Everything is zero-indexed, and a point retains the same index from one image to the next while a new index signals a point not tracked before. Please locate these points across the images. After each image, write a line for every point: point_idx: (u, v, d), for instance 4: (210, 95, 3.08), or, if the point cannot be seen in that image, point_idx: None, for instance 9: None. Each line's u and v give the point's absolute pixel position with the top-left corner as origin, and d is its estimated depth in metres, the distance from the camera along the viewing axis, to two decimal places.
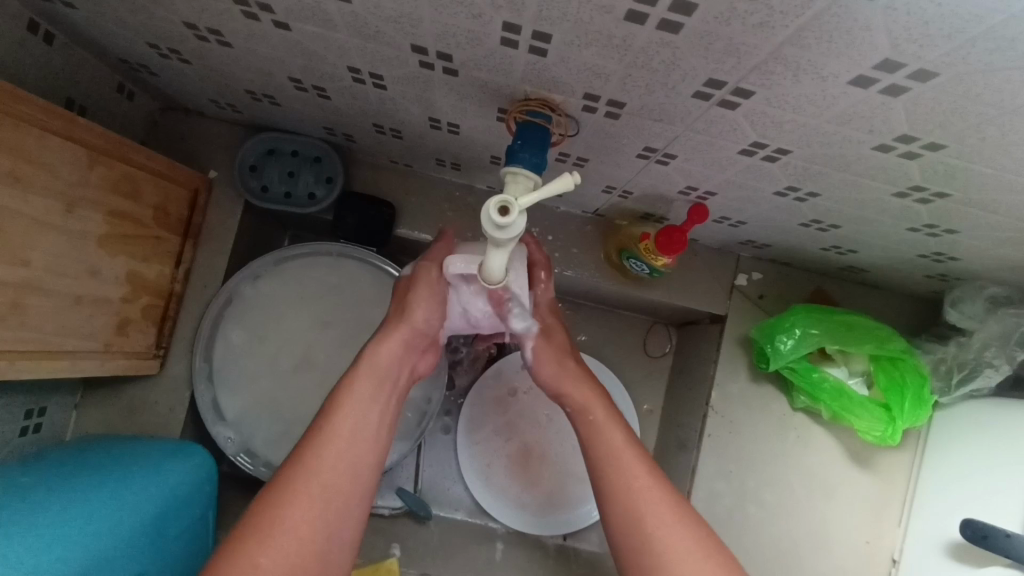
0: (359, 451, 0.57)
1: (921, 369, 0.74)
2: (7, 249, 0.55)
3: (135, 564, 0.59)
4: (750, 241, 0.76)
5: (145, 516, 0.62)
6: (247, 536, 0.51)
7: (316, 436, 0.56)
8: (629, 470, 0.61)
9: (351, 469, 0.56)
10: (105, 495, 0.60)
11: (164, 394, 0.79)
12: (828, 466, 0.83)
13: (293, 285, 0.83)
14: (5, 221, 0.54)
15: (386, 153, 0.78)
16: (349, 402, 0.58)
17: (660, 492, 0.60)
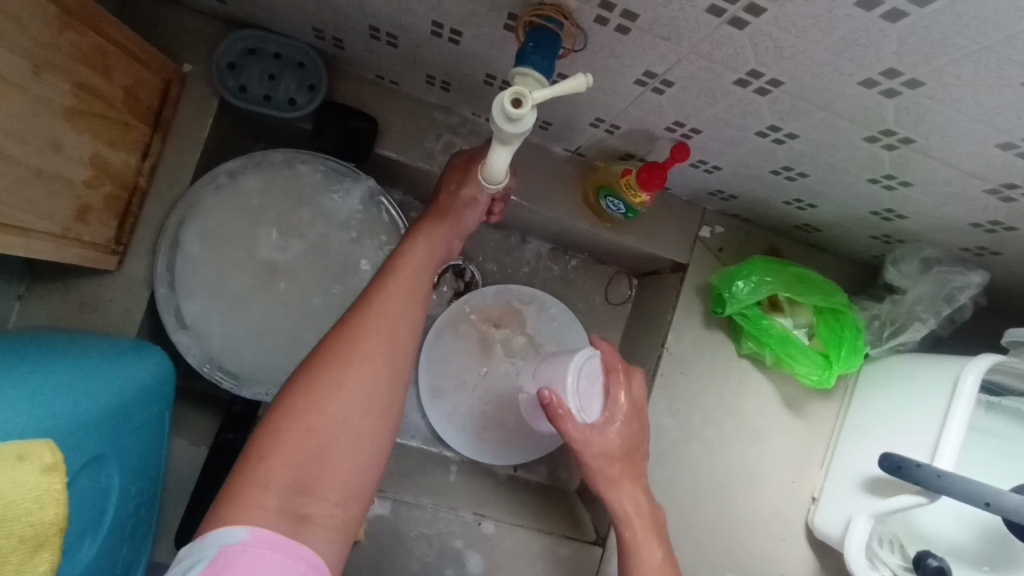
0: (351, 407, 0.52)
1: (858, 322, 0.81)
2: None
3: (96, 446, 0.57)
4: (719, 191, 0.81)
5: (105, 403, 0.60)
6: (224, 508, 0.47)
7: (294, 403, 0.51)
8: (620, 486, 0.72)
9: (340, 442, 0.51)
10: (68, 378, 0.57)
11: (119, 292, 0.75)
12: (766, 410, 0.90)
13: (262, 196, 0.81)
14: None
15: (375, 65, 0.77)
16: (351, 358, 0.53)
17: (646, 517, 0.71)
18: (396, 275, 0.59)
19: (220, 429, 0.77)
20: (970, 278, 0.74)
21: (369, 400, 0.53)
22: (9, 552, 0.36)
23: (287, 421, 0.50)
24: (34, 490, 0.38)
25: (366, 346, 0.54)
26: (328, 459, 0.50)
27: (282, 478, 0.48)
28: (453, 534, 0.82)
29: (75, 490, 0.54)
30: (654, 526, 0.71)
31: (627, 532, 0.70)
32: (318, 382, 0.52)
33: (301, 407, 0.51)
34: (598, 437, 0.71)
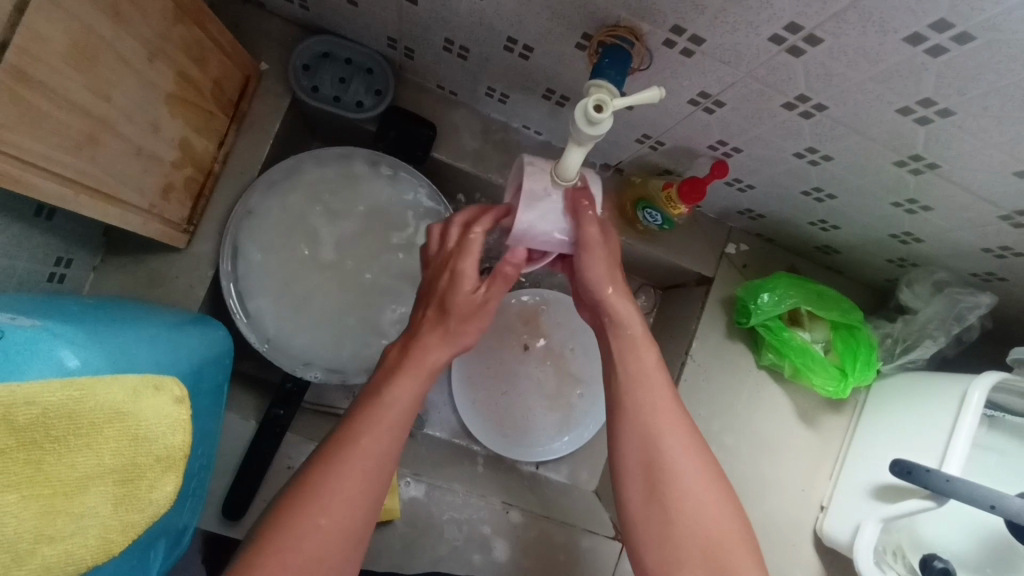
0: (347, 497, 0.58)
1: (871, 339, 0.87)
2: (95, 80, 0.56)
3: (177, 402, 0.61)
4: (748, 210, 0.87)
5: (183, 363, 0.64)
6: None
7: (290, 514, 0.56)
8: (651, 389, 0.69)
9: (343, 519, 0.57)
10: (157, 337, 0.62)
11: (185, 270, 0.80)
12: (781, 420, 0.95)
13: (325, 189, 0.86)
14: (100, 50, 0.55)
15: (440, 75, 0.83)
16: (354, 452, 0.59)
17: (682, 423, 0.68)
18: (396, 378, 0.65)
19: (272, 405, 0.80)
20: (980, 298, 0.79)
21: (367, 482, 0.59)
22: (148, 468, 0.41)
23: (293, 522, 0.56)
24: (168, 417, 0.42)
25: (352, 453, 0.59)
26: (333, 535, 0.56)
27: None
28: (481, 521, 0.85)
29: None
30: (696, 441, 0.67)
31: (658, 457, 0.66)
32: (326, 483, 0.58)
33: (282, 542, 0.55)
34: (633, 356, 0.71)
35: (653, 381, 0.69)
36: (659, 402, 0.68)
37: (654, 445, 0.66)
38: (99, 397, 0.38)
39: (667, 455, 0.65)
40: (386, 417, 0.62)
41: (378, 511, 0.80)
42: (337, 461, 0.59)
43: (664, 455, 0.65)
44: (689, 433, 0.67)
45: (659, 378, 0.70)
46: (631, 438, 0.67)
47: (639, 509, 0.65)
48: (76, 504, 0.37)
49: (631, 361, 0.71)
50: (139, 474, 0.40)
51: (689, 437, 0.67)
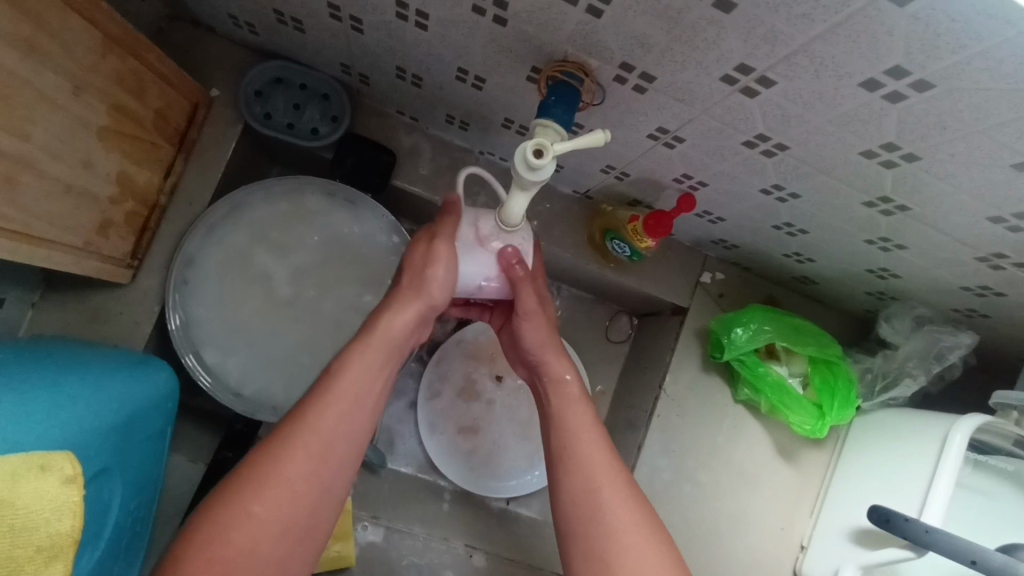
0: (309, 466, 0.57)
1: (851, 375, 0.83)
2: (9, 119, 0.53)
3: (102, 457, 0.57)
4: (722, 240, 0.83)
5: (114, 414, 0.60)
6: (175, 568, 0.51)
7: (249, 477, 0.55)
8: (585, 442, 0.67)
9: (304, 484, 0.57)
10: (83, 388, 0.58)
11: (130, 305, 0.76)
12: (759, 455, 0.91)
13: (280, 219, 0.82)
14: (14, 87, 0.52)
15: (398, 102, 0.80)
16: (321, 416, 0.59)
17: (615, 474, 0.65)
18: (353, 355, 0.63)
19: (219, 448, 0.78)
20: (960, 338, 0.76)
21: (327, 451, 0.58)
22: (26, 561, 0.37)
23: (252, 482, 0.55)
24: (54, 501, 0.38)
25: (312, 423, 0.58)
26: (294, 495, 0.56)
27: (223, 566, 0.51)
28: (442, 566, 0.81)
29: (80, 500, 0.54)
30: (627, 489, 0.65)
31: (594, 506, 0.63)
32: (285, 453, 0.57)
33: (236, 510, 0.53)
34: (569, 408, 0.70)
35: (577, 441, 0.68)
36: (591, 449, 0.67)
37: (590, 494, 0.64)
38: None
39: (590, 501, 0.63)
40: (349, 388, 0.61)
41: (332, 556, 0.78)
42: (300, 430, 0.58)
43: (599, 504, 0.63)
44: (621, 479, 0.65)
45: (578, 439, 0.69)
46: (569, 493, 0.65)
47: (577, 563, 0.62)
48: None
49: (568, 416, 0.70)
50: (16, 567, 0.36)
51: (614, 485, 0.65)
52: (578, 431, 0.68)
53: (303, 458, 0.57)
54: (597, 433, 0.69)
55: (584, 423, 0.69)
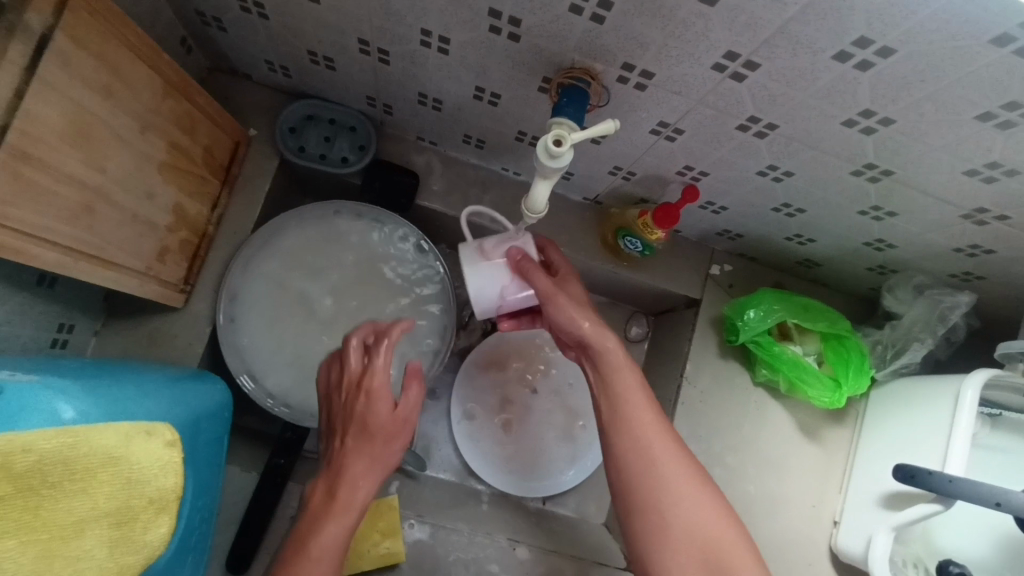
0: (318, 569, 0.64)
1: (862, 347, 0.87)
2: (91, 154, 0.60)
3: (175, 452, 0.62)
4: (726, 231, 0.89)
5: (182, 416, 0.65)
6: None
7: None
8: (640, 416, 0.69)
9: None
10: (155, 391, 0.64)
11: (184, 328, 0.82)
12: (784, 435, 0.95)
13: (314, 241, 0.88)
14: (95, 127, 0.60)
15: (418, 128, 0.88)
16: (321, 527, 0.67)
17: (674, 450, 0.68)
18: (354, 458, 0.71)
19: (273, 455, 0.82)
20: (958, 298, 0.81)
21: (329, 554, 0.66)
22: (141, 511, 0.44)
23: None
24: (159, 461, 0.44)
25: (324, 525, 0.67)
26: None
27: None
28: (489, 560, 0.84)
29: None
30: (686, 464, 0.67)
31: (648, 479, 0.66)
32: (304, 554, 0.65)
33: None
34: (615, 377, 0.71)
35: (644, 405, 0.70)
36: (648, 423, 0.69)
37: (653, 474, 0.66)
38: (93, 443, 0.41)
39: (657, 470, 0.66)
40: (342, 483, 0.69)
41: (383, 553, 0.81)
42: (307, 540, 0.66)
43: (660, 480, 0.66)
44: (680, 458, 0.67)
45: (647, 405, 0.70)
46: (626, 464, 0.67)
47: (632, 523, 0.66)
48: (74, 548, 0.39)
49: (616, 386, 0.71)
50: (133, 515, 0.43)
51: (685, 459, 0.67)
52: (634, 403, 0.70)
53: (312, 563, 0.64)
54: (654, 403, 0.71)
55: (634, 392, 0.70)
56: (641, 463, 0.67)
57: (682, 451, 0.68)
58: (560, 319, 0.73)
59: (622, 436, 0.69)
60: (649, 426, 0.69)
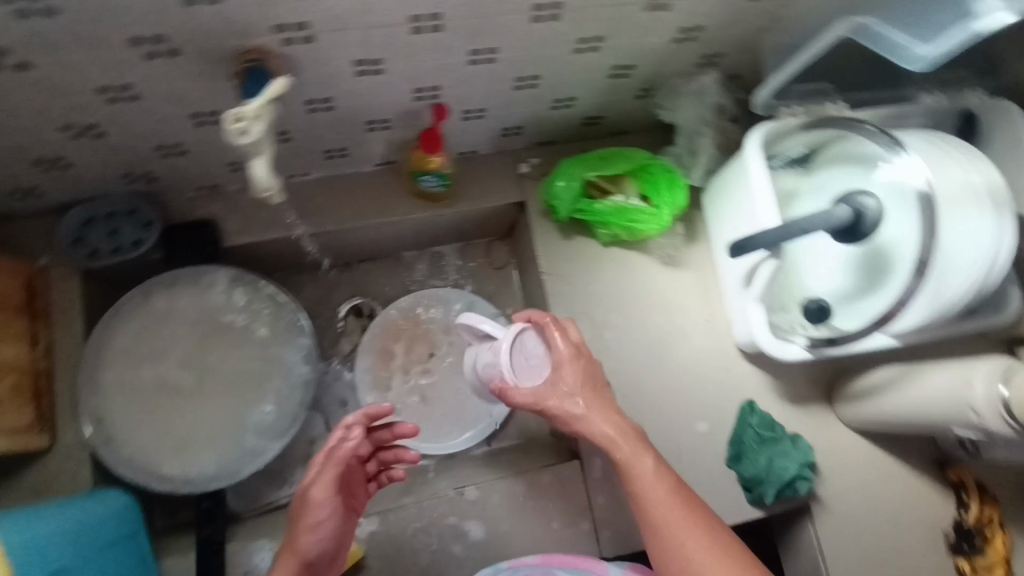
0: None
1: (665, 165, 0.93)
2: None
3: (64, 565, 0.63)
4: (506, 128, 0.93)
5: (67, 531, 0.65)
6: None
7: None
8: (654, 490, 0.69)
9: None
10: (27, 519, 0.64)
11: (61, 464, 0.82)
12: (651, 276, 1.00)
13: (144, 326, 0.88)
14: None
15: (190, 179, 0.88)
16: None
17: (676, 508, 0.68)
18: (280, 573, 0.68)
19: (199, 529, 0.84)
20: (702, 79, 0.88)
21: None
22: None
23: None
24: None
25: None
26: None
27: None
28: (444, 514, 0.88)
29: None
30: (698, 521, 0.67)
31: (657, 516, 0.68)
32: None
33: None
34: (635, 458, 0.71)
35: (680, 509, 0.68)
36: (659, 488, 0.69)
37: (656, 526, 0.68)
38: None
39: (658, 513, 0.68)
40: None
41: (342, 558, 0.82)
42: None
43: (673, 540, 0.66)
44: (697, 521, 0.67)
45: (671, 494, 0.69)
46: (644, 521, 0.69)
47: (657, 555, 0.67)
48: None
49: (638, 478, 0.70)
50: None
51: (712, 542, 0.66)
52: (654, 495, 0.69)
53: None
54: (677, 484, 0.70)
55: (654, 483, 0.70)
56: (655, 538, 0.67)
57: (718, 534, 0.67)
58: (593, 427, 0.73)
59: (654, 512, 0.68)
60: (661, 494, 0.69)
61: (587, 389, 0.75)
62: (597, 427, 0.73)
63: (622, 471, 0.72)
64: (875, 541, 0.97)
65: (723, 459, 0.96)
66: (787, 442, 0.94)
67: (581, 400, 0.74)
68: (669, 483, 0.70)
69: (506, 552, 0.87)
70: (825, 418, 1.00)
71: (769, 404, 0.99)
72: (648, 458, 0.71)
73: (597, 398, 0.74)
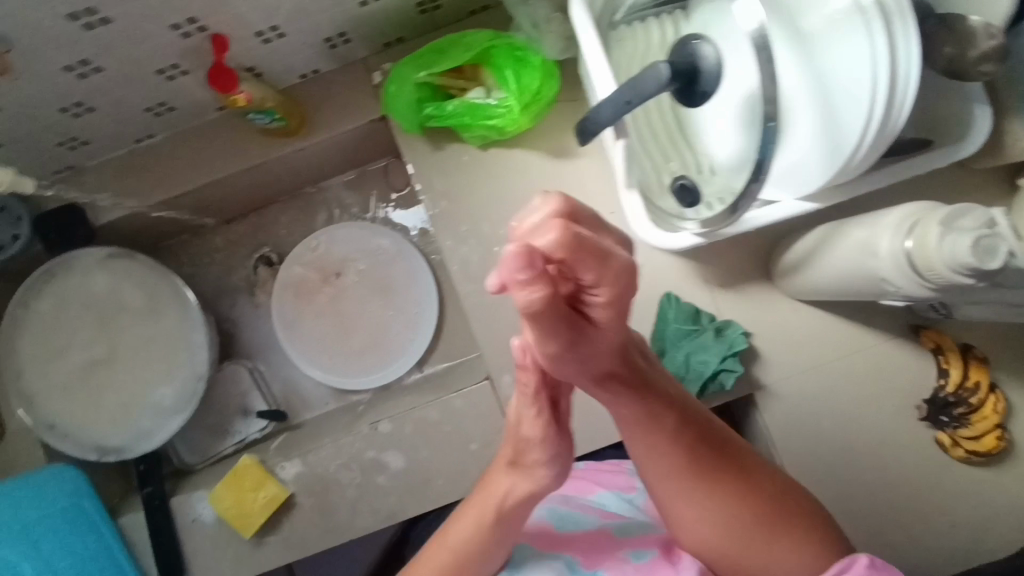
0: (490, 488, 0.65)
1: (509, 45, 0.79)
2: None
3: None
4: (328, 40, 0.84)
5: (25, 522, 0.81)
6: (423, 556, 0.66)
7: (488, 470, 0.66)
8: (668, 494, 0.60)
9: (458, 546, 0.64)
10: None
11: (18, 443, 0.91)
12: (539, 170, 0.89)
13: (45, 323, 0.91)
14: None
15: (41, 161, 0.88)
16: (473, 502, 0.65)
17: (692, 504, 0.59)
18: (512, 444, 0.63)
19: (141, 489, 0.91)
20: None
21: (505, 482, 0.64)
22: None
23: (473, 501, 0.65)
24: None
25: (489, 485, 0.65)
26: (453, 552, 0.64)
27: (476, 512, 0.64)
28: (364, 449, 0.91)
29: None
30: (726, 529, 0.59)
31: (684, 535, 0.61)
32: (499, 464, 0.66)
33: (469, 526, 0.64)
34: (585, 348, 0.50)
35: (710, 507, 0.59)
36: (663, 483, 0.60)
37: (670, 512, 0.61)
38: None
39: (698, 541, 0.61)
40: (512, 461, 0.64)
41: (266, 501, 0.89)
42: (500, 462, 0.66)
43: (682, 533, 0.61)
44: (688, 505, 0.59)
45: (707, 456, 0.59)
46: (682, 527, 0.61)
47: (671, 510, 0.61)
48: None
49: (655, 466, 0.60)
50: None
51: (734, 522, 0.59)
52: (639, 448, 0.60)
53: (497, 484, 0.64)
54: (684, 463, 0.59)
55: (659, 475, 0.60)
56: (674, 520, 0.61)
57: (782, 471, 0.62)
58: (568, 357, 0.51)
59: (632, 445, 0.60)
60: (673, 499, 0.60)
61: (613, 330, 0.51)
62: (598, 310, 0.48)
63: (600, 382, 0.56)
64: (830, 424, 0.88)
65: None
66: (709, 334, 0.84)
67: (585, 269, 0.44)
68: (685, 482, 0.59)
69: (426, 481, 0.90)
70: (765, 299, 0.88)
71: (694, 291, 0.89)
72: (658, 444, 0.59)
73: (574, 346, 0.50)
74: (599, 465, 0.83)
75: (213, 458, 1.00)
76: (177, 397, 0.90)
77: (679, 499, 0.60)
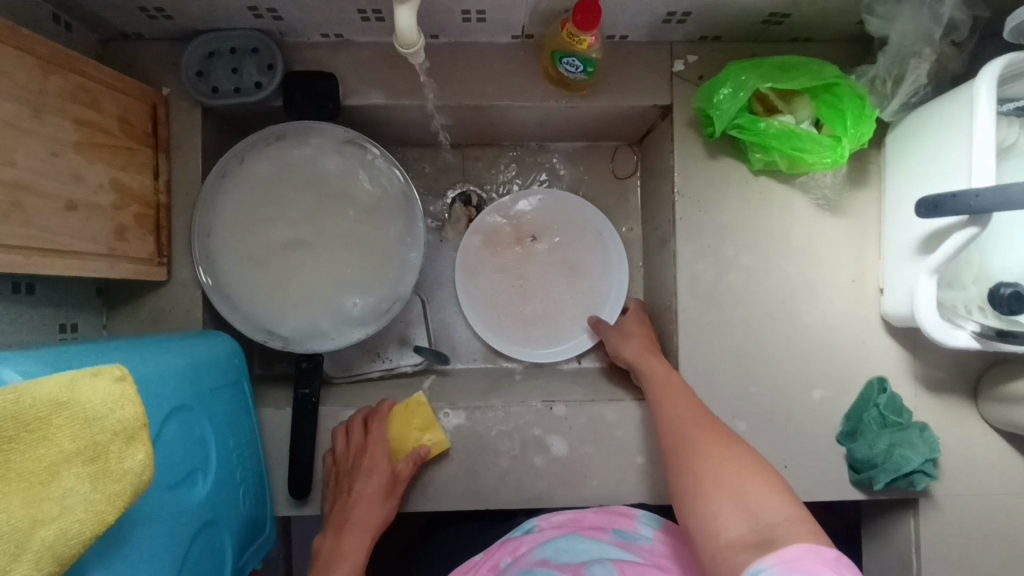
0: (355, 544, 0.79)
1: (857, 90, 0.77)
2: (37, 138, 0.62)
3: (171, 398, 0.61)
4: (670, 14, 0.79)
5: (209, 392, 0.69)
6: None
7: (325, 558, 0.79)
8: (684, 435, 0.68)
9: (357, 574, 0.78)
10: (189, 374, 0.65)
11: (177, 297, 0.84)
12: (798, 216, 0.88)
13: (256, 184, 0.84)
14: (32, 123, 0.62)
15: (320, 21, 0.81)
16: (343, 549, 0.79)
17: (713, 441, 0.66)
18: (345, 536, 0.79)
19: (296, 387, 0.84)
20: None
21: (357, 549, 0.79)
22: (108, 443, 0.43)
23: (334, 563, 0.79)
24: (112, 396, 0.44)
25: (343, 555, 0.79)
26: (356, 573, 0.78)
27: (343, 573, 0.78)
28: (531, 425, 0.86)
29: (166, 437, 0.59)
30: (724, 449, 0.65)
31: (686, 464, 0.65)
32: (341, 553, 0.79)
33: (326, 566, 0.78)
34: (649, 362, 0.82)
35: (723, 445, 0.65)
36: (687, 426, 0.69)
37: (684, 453, 0.67)
38: (83, 399, 0.42)
39: (696, 462, 0.64)
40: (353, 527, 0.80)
41: (431, 446, 0.84)
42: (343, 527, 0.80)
43: (694, 460, 0.65)
44: (715, 440, 0.66)
45: (700, 416, 0.71)
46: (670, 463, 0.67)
47: (671, 463, 0.67)
48: (55, 488, 0.40)
49: (673, 421, 0.71)
50: (54, 473, 0.40)
51: (728, 445, 0.65)
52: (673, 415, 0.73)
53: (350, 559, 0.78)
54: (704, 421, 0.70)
55: (691, 421, 0.70)
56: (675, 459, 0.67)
57: (749, 445, 0.65)
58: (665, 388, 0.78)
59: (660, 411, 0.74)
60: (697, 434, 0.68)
61: None
62: None
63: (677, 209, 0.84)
64: (988, 556, 0.88)
65: (830, 428, 0.88)
66: (915, 432, 0.84)
67: None
68: (707, 431, 0.68)
69: (583, 479, 0.86)
70: (965, 415, 0.88)
71: (903, 385, 0.88)
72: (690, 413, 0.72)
73: None
74: (607, 508, 0.84)
75: (356, 375, 0.96)
76: (366, 309, 0.85)
77: (698, 446, 0.67)
